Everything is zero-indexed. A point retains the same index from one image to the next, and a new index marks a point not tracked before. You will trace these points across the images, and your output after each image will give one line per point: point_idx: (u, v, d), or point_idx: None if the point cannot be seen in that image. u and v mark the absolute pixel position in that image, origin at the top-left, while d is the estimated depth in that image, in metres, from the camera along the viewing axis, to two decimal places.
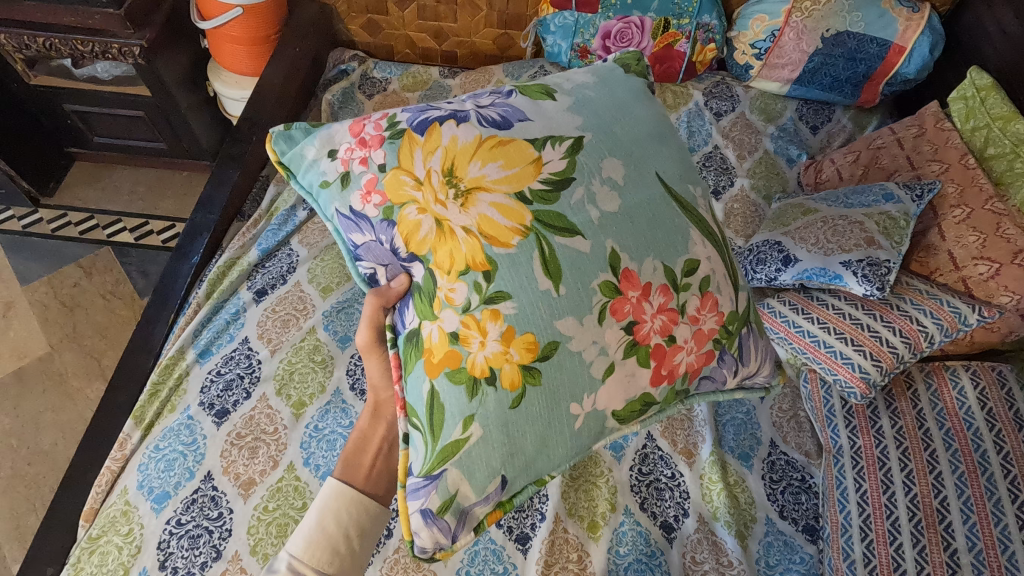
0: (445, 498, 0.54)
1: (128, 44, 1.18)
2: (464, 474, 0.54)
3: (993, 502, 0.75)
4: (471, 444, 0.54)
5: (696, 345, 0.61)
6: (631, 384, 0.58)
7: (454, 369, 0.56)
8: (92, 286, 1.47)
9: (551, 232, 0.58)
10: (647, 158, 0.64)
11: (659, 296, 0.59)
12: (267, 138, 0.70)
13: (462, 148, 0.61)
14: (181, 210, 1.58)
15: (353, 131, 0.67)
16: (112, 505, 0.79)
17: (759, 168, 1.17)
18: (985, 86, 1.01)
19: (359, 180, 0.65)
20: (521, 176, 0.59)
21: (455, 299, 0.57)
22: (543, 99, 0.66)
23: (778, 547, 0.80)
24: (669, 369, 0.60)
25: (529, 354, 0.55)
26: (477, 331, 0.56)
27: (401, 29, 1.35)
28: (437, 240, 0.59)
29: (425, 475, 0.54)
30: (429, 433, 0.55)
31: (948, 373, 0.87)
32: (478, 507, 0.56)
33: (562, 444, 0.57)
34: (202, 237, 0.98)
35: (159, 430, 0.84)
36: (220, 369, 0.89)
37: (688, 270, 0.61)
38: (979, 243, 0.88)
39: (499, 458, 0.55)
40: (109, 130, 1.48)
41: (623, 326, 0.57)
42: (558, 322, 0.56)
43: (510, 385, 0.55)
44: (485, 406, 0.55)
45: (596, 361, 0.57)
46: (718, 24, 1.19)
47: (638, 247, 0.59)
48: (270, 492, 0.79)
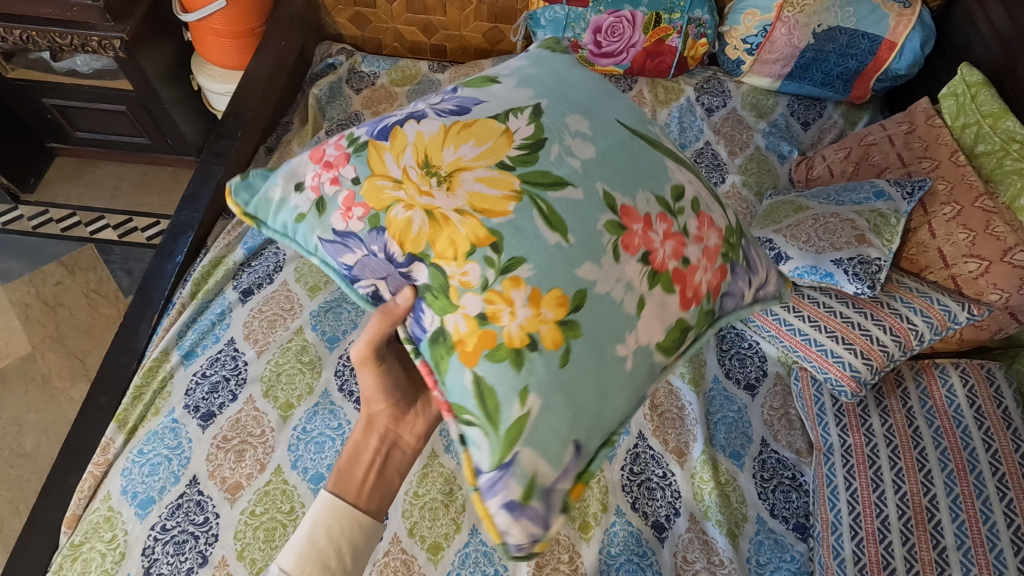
0: (525, 484, 0.50)
1: (108, 37, 1.16)
2: (537, 452, 0.51)
3: (981, 500, 0.76)
4: (535, 416, 0.52)
5: (709, 262, 0.62)
6: (665, 312, 0.58)
7: (493, 349, 0.53)
8: (75, 284, 1.44)
9: (544, 189, 0.57)
10: (603, 108, 0.65)
11: (662, 223, 0.60)
12: (226, 192, 0.65)
13: (431, 139, 0.59)
14: (166, 206, 1.55)
15: (315, 160, 0.64)
16: (95, 512, 0.77)
17: (751, 164, 1.17)
18: (976, 82, 1.01)
19: (335, 201, 0.61)
20: (495, 149, 0.58)
21: (470, 281, 0.54)
22: (489, 84, 0.65)
23: (769, 546, 0.80)
24: (694, 291, 0.60)
25: (562, 310, 0.54)
26: (504, 303, 0.53)
27: (390, 22, 1.32)
28: (434, 232, 0.55)
29: (497, 467, 0.51)
30: (488, 423, 0.51)
31: (938, 370, 0.87)
32: (560, 484, 0.53)
33: (619, 389, 0.56)
34: (187, 235, 0.96)
35: (143, 433, 0.82)
36: (205, 371, 0.87)
37: (678, 195, 0.62)
38: (969, 240, 0.88)
39: (567, 423, 0.53)
40: (90, 125, 1.44)
41: (639, 258, 0.58)
42: (578, 270, 0.55)
43: (554, 344, 0.53)
44: (536, 372, 0.52)
45: (627, 298, 0.56)
46: (710, 18, 1.18)
47: (626, 184, 0.60)
48: (258, 496, 0.77)
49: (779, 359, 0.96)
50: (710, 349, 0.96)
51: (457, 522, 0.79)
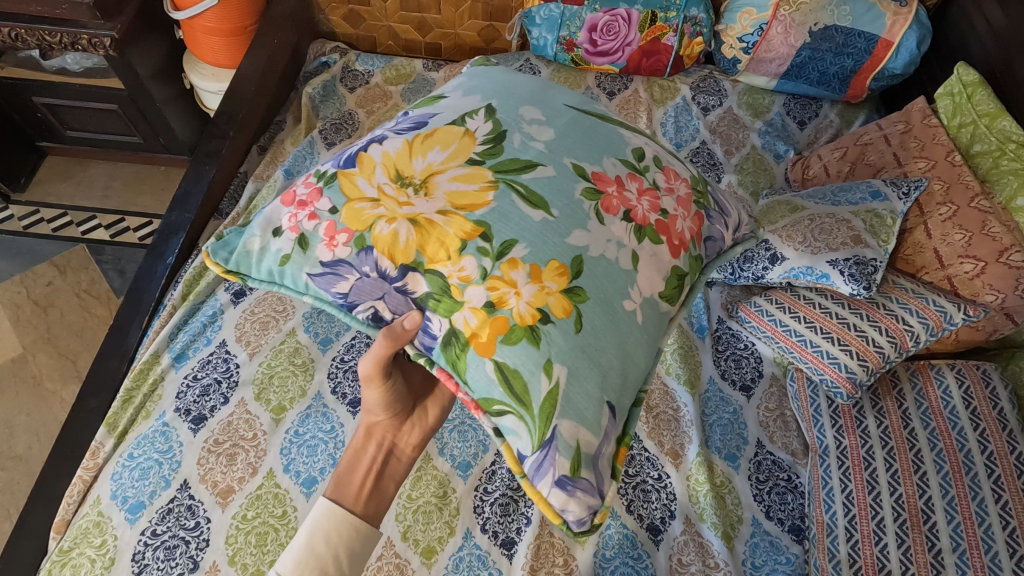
0: (573, 455, 0.52)
1: (98, 35, 1.14)
2: (576, 422, 0.52)
3: (976, 502, 0.75)
4: (565, 386, 0.53)
5: (685, 210, 0.64)
6: (659, 262, 0.60)
7: (507, 333, 0.53)
8: (66, 285, 1.43)
9: (518, 173, 0.58)
10: (550, 97, 0.67)
11: (632, 182, 0.62)
12: (204, 256, 0.64)
13: (397, 154, 0.60)
14: (159, 206, 1.54)
15: (286, 203, 0.63)
16: (84, 516, 0.76)
17: (747, 164, 1.16)
18: (972, 82, 1.00)
19: (317, 234, 0.59)
20: (462, 149, 0.59)
21: (469, 275, 0.54)
22: (437, 101, 0.66)
23: (764, 548, 0.80)
24: (679, 238, 0.62)
25: (563, 278, 0.55)
26: (507, 284, 0.54)
27: (383, 21, 1.31)
28: (422, 238, 0.56)
29: (541, 446, 0.52)
30: (521, 408, 0.52)
31: (933, 372, 0.87)
32: (604, 449, 0.54)
33: (635, 340, 0.58)
34: (177, 236, 0.95)
35: (133, 437, 0.82)
36: (197, 374, 0.86)
37: (639, 156, 0.64)
38: (964, 241, 0.88)
39: (596, 386, 0.54)
40: (81, 124, 1.43)
41: (622, 217, 0.59)
42: (570, 238, 0.56)
43: (564, 313, 0.54)
44: (553, 343, 0.53)
45: (621, 255, 0.58)
46: (706, 17, 1.17)
47: (590, 154, 0.62)
48: (249, 501, 0.77)
49: (776, 360, 0.95)
50: (706, 349, 0.96)
51: (451, 526, 0.78)
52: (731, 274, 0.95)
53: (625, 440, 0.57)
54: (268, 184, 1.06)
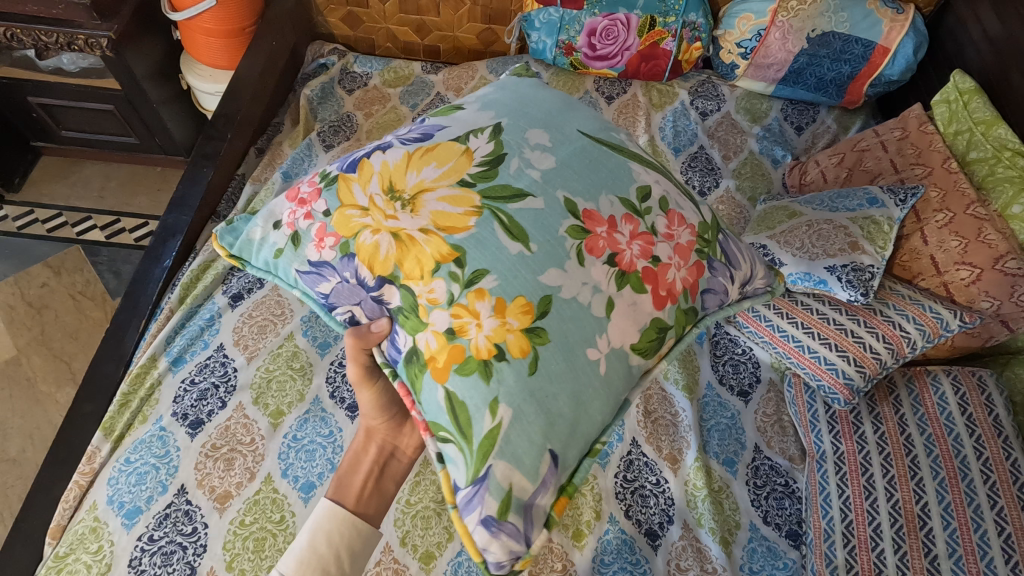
0: (501, 498, 0.50)
1: (94, 36, 1.14)
2: (511, 464, 0.51)
3: (973, 508, 0.76)
4: (507, 428, 0.51)
5: (682, 259, 0.61)
6: (636, 314, 0.57)
7: (462, 364, 0.53)
8: (61, 286, 1.42)
9: (504, 202, 0.57)
10: (565, 121, 0.65)
11: (626, 225, 0.59)
12: (212, 239, 0.69)
13: (395, 165, 0.60)
14: (154, 207, 1.53)
15: (291, 198, 0.65)
16: (80, 522, 0.76)
17: (744, 169, 1.17)
18: (968, 89, 1.01)
19: (309, 234, 0.62)
20: (458, 168, 0.59)
21: (437, 298, 0.54)
22: (453, 111, 0.66)
23: (762, 553, 0.80)
24: (667, 289, 0.59)
25: (527, 317, 0.54)
26: (471, 315, 0.53)
27: (382, 23, 1.31)
28: (401, 253, 0.56)
29: (473, 482, 0.50)
30: (462, 438, 0.52)
31: (930, 378, 0.87)
32: (539, 498, 0.52)
33: (595, 393, 0.55)
34: (175, 239, 0.94)
35: (130, 442, 0.81)
36: (194, 378, 0.86)
37: (643, 197, 0.62)
38: (960, 247, 0.88)
39: (540, 432, 0.52)
40: (77, 124, 1.42)
41: (605, 260, 0.57)
42: (543, 277, 0.55)
43: (521, 352, 0.53)
44: (505, 382, 0.52)
45: (594, 300, 0.56)
46: (705, 22, 1.18)
47: (587, 190, 0.60)
48: (247, 506, 0.76)
49: (773, 365, 0.96)
50: (704, 355, 0.96)
51: (449, 531, 0.78)
52: None
53: (568, 491, 0.55)
54: (266, 187, 1.06)
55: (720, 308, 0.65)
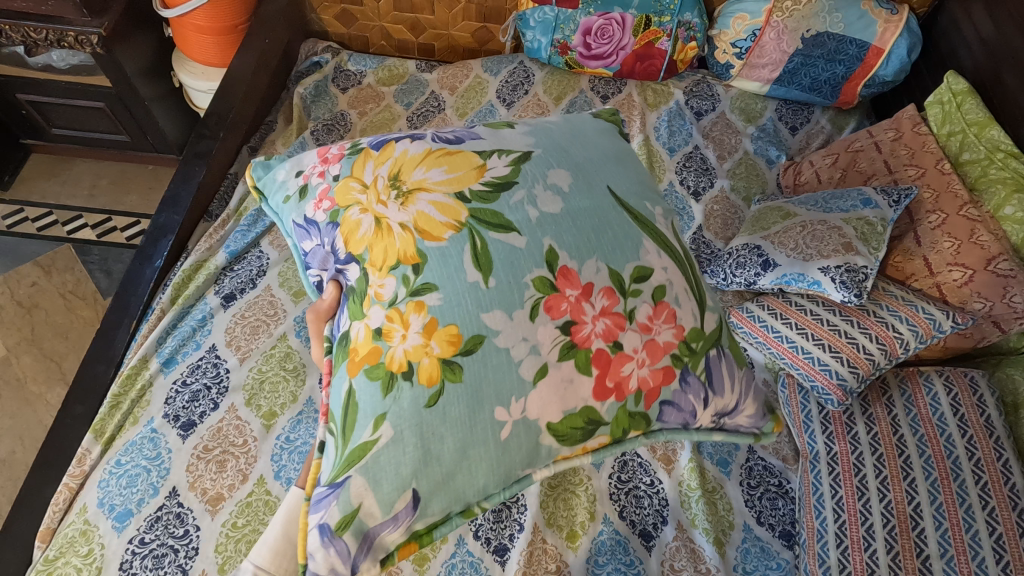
0: (346, 513, 0.49)
1: (84, 33, 1.12)
2: (369, 485, 0.49)
3: (964, 509, 0.76)
4: (380, 447, 0.50)
5: (650, 357, 0.55)
6: (567, 393, 0.53)
7: (373, 365, 0.53)
8: (52, 286, 1.41)
9: (487, 227, 0.56)
10: (598, 172, 0.63)
11: (602, 298, 0.55)
12: (249, 167, 0.74)
13: (412, 156, 0.61)
14: (147, 206, 1.52)
15: (319, 153, 0.68)
16: (70, 525, 0.75)
17: (739, 169, 1.17)
18: (961, 90, 1.02)
19: (314, 190, 0.65)
20: (463, 179, 0.59)
21: (383, 294, 0.55)
22: (503, 126, 0.66)
23: (755, 553, 0.80)
24: (616, 382, 0.54)
25: (450, 348, 0.52)
26: (401, 324, 0.54)
27: (376, 20, 1.30)
28: (375, 238, 0.58)
29: (329, 483, 0.50)
30: (341, 436, 0.52)
31: (922, 378, 0.88)
32: (385, 530, 0.50)
33: (486, 455, 0.52)
34: (166, 239, 0.94)
35: (121, 444, 0.80)
36: (186, 379, 0.85)
37: (638, 277, 0.57)
38: (953, 248, 0.89)
39: (410, 466, 0.50)
40: (67, 122, 1.41)
41: (559, 324, 0.54)
42: (485, 315, 0.53)
43: (427, 380, 0.52)
44: (400, 403, 0.51)
45: (526, 360, 0.53)
46: (700, 22, 1.17)
47: (579, 246, 0.56)
48: (239, 508, 0.76)
49: (766, 365, 0.95)
50: None
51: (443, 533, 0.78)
52: (722, 278, 0.97)
53: (422, 539, 0.53)
54: None
55: (683, 428, 0.58)
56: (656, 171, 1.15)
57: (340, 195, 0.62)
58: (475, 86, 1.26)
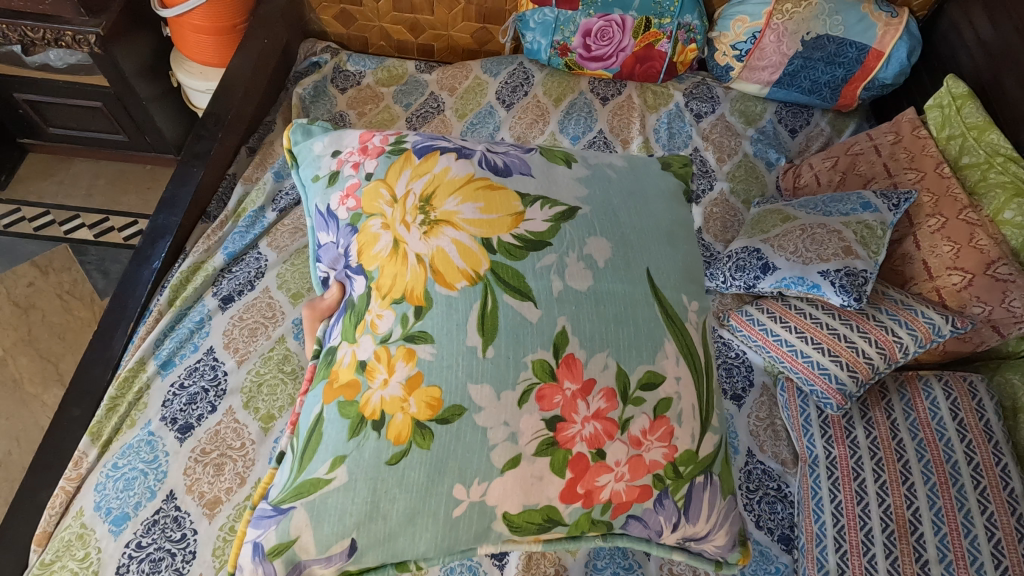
0: (282, 540, 0.51)
1: (82, 32, 1.12)
2: (310, 522, 0.52)
3: (963, 513, 0.76)
4: (330, 489, 0.52)
5: (630, 473, 0.55)
6: (532, 488, 0.53)
7: (347, 401, 0.54)
8: (48, 286, 1.40)
9: (503, 288, 0.56)
10: (642, 250, 0.61)
11: (600, 400, 0.55)
12: (290, 126, 0.74)
13: (451, 180, 0.61)
14: (144, 206, 1.51)
15: (361, 139, 0.69)
16: (66, 529, 0.75)
17: (738, 172, 1.16)
18: (961, 94, 1.02)
19: (344, 181, 0.66)
20: (495, 224, 0.59)
21: (378, 326, 0.57)
22: (558, 164, 0.66)
23: (754, 557, 0.80)
24: (587, 490, 0.54)
25: (427, 412, 0.53)
26: (385, 367, 0.55)
27: (375, 21, 1.30)
28: (388, 260, 0.59)
29: (275, 505, 0.53)
30: (300, 458, 0.54)
31: (921, 383, 0.88)
32: (316, 565, 0.53)
33: (431, 525, 0.53)
34: (164, 240, 0.94)
35: (118, 447, 0.80)
36: (183, 382, 0.85)
37: (645, 384, 0.56)
38: (952, 252, 0.89)
39: (354, 517, 0.52)
40: (65, 121, 1.40)
41: (546, 418, 0.54)
42: (472, 387, 0.54)
43: (395, 438, 0.53)
44: (361, 450, 0.52)
45: (500, 446, 0.53)
46: (700, 24, 1.17)
47: (593, 337, 0.56)
48: (237, 512, 0.75)
49: (766, 369, 0.96)
50: None
51: None
52: (721, 281, 0.97)
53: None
54: (257, 187, 1.05)
55: (645, 539, 0.59)
56: None
57: (367, 204, 0.63)
58: (474, 87, 1.25)
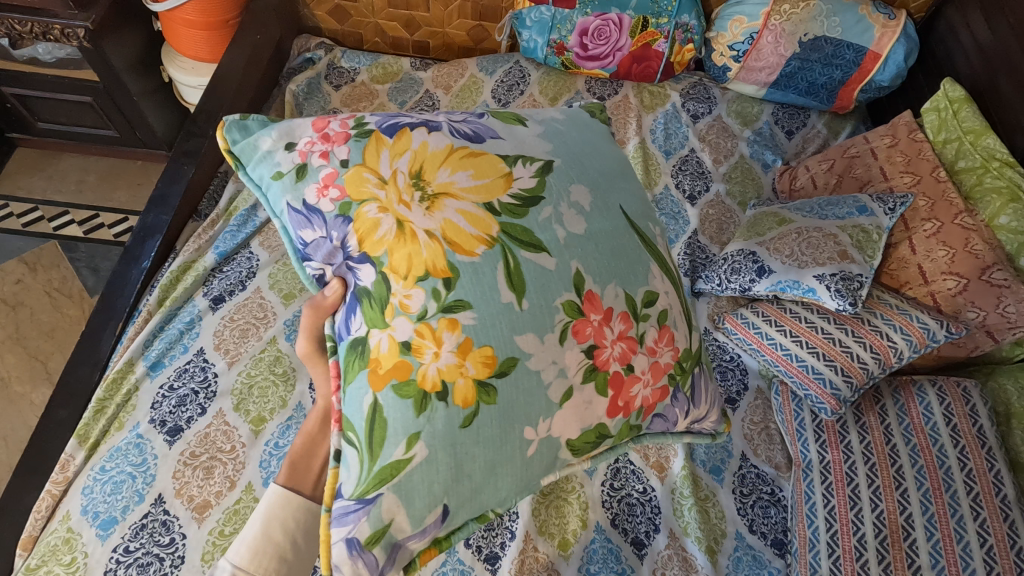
0: (377, 528, 0.48)
1: (71, 26, 1.10)
2: (400, 501, 0.49)
3: (955, 519, 0.76)
4: (413, 466, 0.49)
5: (653, 378, 0.58)
6: (587, 413, 0.55)
7: (403, 382, 0.51)
8: (37, 283, 1.38)
9: (519, 245, 0.55)
10: (612, 188, 0.63)
11: (620, 322, 0.56)
12: (219, 126, 0.63)
13: (433, 153, 0.59)
14: (135, 203, 1.50)
15: (317, 127, 0.62)
16: (52, 533, 0.73)
17: (735, 173, 1.16)
18: (958, 98, 1.02)
19: (317, 173, 0.59)
20: (490, 188, 0.57)
21: (410, 306, 0.52)
22: (514, 123, 0.64)
23: (747, 562, 0.80)
24: (626, 402, 0.57)
25: (485, 369, 0.51)
26: (432, 341, 0.51)
27: (370, 17, 1.28)
28: (396, 242, 0.54)
29: (357, 499, 0.48)
30: (366, 451, 0.50)
31: (916, 388, 0.88)
32: (412, 541, 0.51)
33: (512, 471, 0.53)
34: (154, 239, 0.93)
35: (105, 449, 0.79)
36: (173, 384, 0.84)
37: (648, 301, 0.58)
38: (948, 257, 0.89)
39: (442, 484, 0.50)
40: (54, 116, 1.38)
41: (584, 349, 0.55)
42: (519, 337, 0.53)
43: (463, 402, 0.51)
44: (434, 423, 0.50)
45: (554, 384, 0.53)
46: (697, 24, 1.16)
47: (602, 270, 0.57)
48: (227, 516, 0.75)
49: (761, 372, 0.96)
50: None
51: None
52: (718, 283, 0.97)
53: (441, 543, 0.54)
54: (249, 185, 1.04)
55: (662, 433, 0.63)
56: (651, 175, 1.14)
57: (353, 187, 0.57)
58: (470, 86, 1.24)
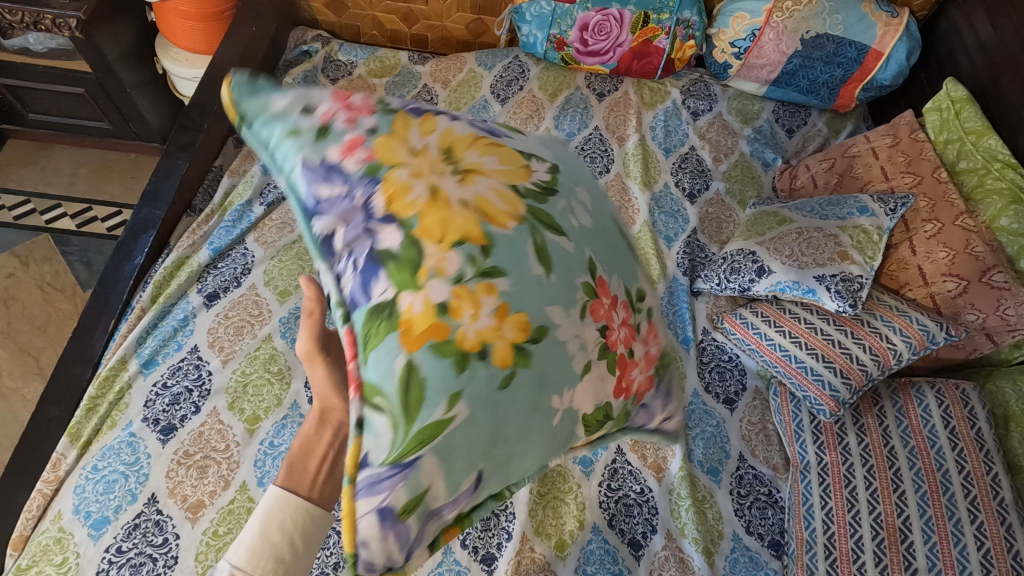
0: (413, 495, 0.39)
1: (62, 16, 1.08)
2: (439, 466, 0.40)
3: (953, 522, 0.76)
4: (455, 427, 0.40)
5: (647, 367, 0.53)
6: (601, 388, 0.47)
7: (440, 341, 0.41)
8: (29, 277, 1.36)
9: (547, 228, 0.47)
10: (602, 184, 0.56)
11: (625, 307, 0.50)
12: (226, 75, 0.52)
13: (460, 135, 0.50)
14: (129, 196, 1.48)
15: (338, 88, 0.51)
16: (44, 533, 0.73)
17: (735, 171, 1.15)
18: (960, 98, 1.01)
19: (340, 133, 0.48)
20: (515, 172, 0.49)
21: (447, 267, 0.43)
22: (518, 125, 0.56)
23: (744, 564, 0.80)
24: (628, 385, 0.50)
25: (524, 333, 0.43)
26: (471, 302, 0.42)
27: (367, 9, 1.27)
28: (430, 207, 0.44)
29: (391, 464, 0.39)
30: (400, 414, 0.39)
31: (914, 391, 0.87)
32: (445, 510, 0.42)
33: (541, 439, 0.44)
34: (147, 235, 0.92)
35: (98, 448, 0.78)
36: (166, 382, 0.83)
37: (639, 295, 0.54)
38: (948, 259, 0.89)
39: (480, 449, 0.41)
40: (46, 108, 1.36)
41: (600, 327, 0.47)
42: (550, 306, 0.44)
43: (501, 363, 0.42)
44: (475, 382, 0.41)
45: (578, 355, 0.46)
46: (699, 20, 1.15)
47: (606, 256, 0.51)
48: (221, 516, 0.74)
49: (759, 373, 0.95)
50: (690, 362, 0.95)
51: None
52: (718, 284, 0.97)
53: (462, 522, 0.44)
54: (244, 179, 1.03)
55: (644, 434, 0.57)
56: (651, 172, 1.13)
57: (381, 143, 0.46)
58: (468, 81, 1.23)
